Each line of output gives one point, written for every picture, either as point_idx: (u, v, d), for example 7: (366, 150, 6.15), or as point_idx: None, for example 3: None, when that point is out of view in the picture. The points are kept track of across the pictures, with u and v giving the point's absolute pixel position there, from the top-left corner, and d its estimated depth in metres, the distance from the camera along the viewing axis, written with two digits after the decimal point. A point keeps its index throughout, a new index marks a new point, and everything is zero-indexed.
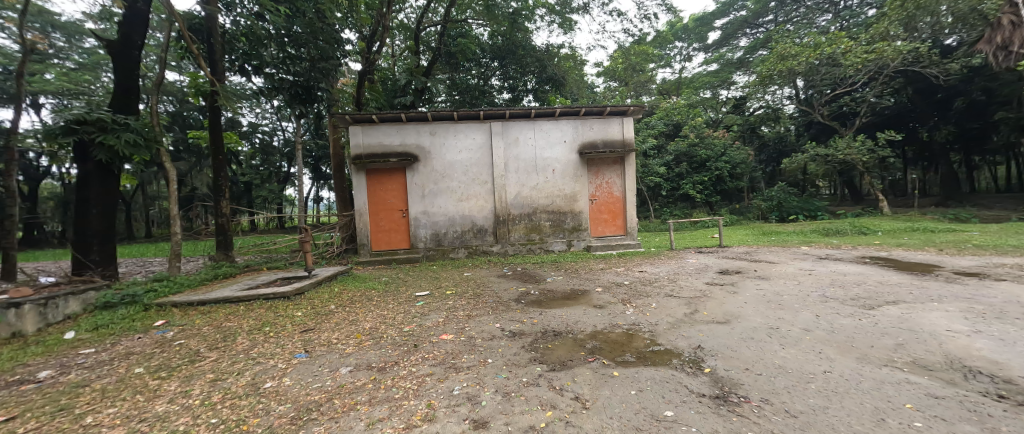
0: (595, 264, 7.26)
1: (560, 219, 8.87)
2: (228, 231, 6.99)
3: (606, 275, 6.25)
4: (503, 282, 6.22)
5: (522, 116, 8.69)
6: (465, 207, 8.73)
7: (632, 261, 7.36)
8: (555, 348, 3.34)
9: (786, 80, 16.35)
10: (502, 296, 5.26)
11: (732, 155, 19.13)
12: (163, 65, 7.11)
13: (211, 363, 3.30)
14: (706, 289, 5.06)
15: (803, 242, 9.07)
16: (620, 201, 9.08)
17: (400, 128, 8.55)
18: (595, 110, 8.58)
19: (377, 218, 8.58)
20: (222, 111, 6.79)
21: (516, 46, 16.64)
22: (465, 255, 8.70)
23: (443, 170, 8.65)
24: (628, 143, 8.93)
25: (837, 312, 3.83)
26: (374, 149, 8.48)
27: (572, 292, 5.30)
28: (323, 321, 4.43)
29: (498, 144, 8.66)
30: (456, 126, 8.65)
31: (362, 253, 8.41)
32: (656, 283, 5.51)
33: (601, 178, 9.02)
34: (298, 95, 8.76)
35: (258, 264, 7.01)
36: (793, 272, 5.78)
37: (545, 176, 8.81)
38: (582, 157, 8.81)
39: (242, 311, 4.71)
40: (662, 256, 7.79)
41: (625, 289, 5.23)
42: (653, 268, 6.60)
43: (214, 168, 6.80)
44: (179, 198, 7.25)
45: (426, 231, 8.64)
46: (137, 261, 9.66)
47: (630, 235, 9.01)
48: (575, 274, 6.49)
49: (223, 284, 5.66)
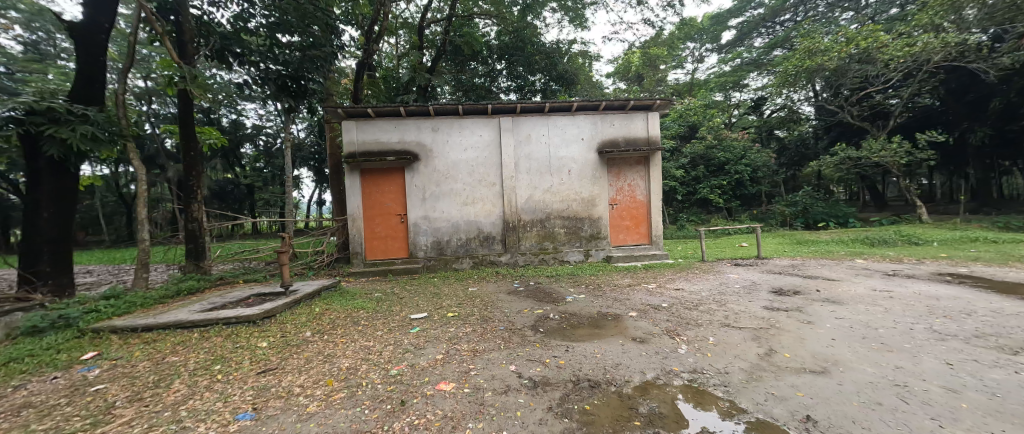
0: (619, 279, 6.28)
1: (576, 226, 7.92)
2: (200, 238, 6.12)
3: (636, 294, 5.28)
4: (514, 301, 5.26)
5: (534, 111, 7.79)
6: (471, 212, 7.82)
7: (663, 275, 6.37)
8: (596, 412, 2.36)
9: (813, 77, 15.34)
10: (515, 322, 4.29)
11: (753, 158, 18.07)
12: (131, 49, 6.28)
13: (118, 429, 2.37)
14: (770, 316, 4.06)
15: (852, 253, 8.00)
16: (643, 206, 8.10)
17: (399, 124, 7.68)
18: (617, 104, 7.66)
19: (372, 223, 7.68)
20: (194, 101, 5.94)
21: (524, 43, 15.73)
22: (470, 266, 7.77)
23: (446, 171, 7.76)
24: (653, 141, 7.96)
25: (973, 359, 2.81)
26: (370, 146, 7.61)
27: (601, 318, 4.32)
28: (290, 357, 3.49)
29: (509, 142, 7.77)
30: (461, 121, 7.78)
31: (356, 263, 7.51)
32: (703, 306, 4.52)
33: (623, 180, 8.06)
34: (287, 87, 7.93)
35: (233, 277, 6.13)
36: (868, 294, 4.75)
37: (560, 178, 7.87)
38: (602, 156, 7.88)
39: (193, 340, 3.79)
40: (696, 269, 6.78)
41: (666, 314, 4.26)
42: (691, 285, 5.60)
43: (185, 166, 5.97)
44: (147, 201, 6.39)
45: (427, 239, 7.73)
46: (115, 269, 8.87)
47: (655, 245, 8.02)
48: (598, 291, 5.53)
49: (183, 302, 4.76)
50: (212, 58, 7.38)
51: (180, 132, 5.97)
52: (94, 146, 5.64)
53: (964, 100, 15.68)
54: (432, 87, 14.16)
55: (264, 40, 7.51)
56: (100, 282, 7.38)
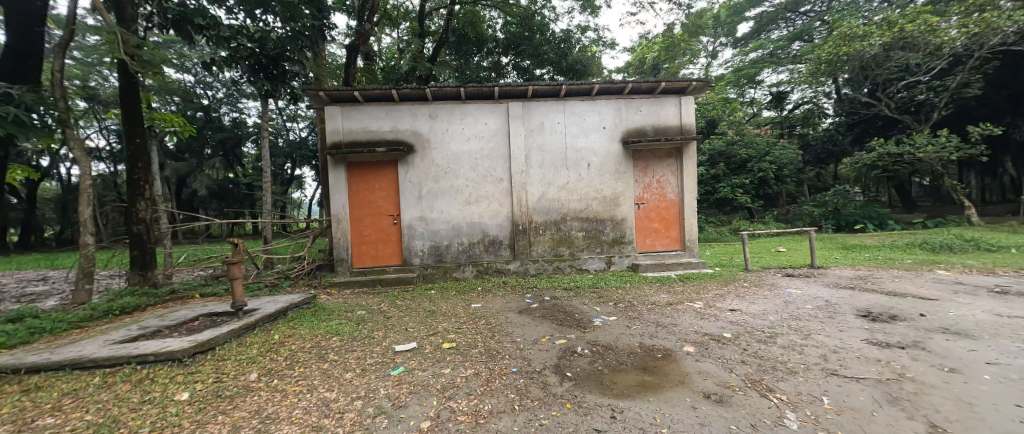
0: (654, 295, 5.14)
1: (597, 229, 6.81)
2: (147, 242, 5.07)
3: (681, 317, 4.17)
4: (527, 326, 4.14)
5: (548, 95, 6.72)
6: (474, 212, 6.74)
7: (707, 290, 5.23)
8: None
9: (848, 67, 14.10)
10: (531, 360, 3.20)
11: (779, 154, 16.65)
12: (72, 17, 5.29)
13: None
14: (888, 358, 2.90)
15: (923, 262, 6.80)
16: (675, 205, 6.96)
17: (392, 110, 6.63)
18: (645, 86, 6.55)
19: (360, 225, 6.62)
20: (137, 75, 4.87)
21: (532, 32, 14.61)
22: (474, 275, 6.69)
23: (446, 164, 6.69)
24: (686, 129, 6.81)
25: None
26: (358, 135, 6.56)
27: (647, 355, 3.20)
28: (210, 423, 2.39)
29: (518, 131, 6.69)
30: (463, 107, 6.71)
31: (340, 271, 6.46)
32: (780, 339, 3.38)
33: (651, 176, 6.92)
34: (263, 68, 6.82)
35: (188, 291, 5.09)
36: (998, 322, 3.58)
37: (578, 173, 6.77)
38: (627, 147, 6.77)
39: (87, 390, 2.72)
40: (743, 282, 5.63)
41: (739, 352, 3.13)
42: (750, 305, 4.45)
43: (129, 157, 4.92)
44: (91, 198, 5.39)
45: (424, 243, 6.67)
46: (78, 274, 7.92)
47: (688, 251, 6.87)
48: (633, 312, 4.40)
49: (107, 328, 3.72)
50: (174, 34, 6.31)
51: (123, 115, 4.93)
52: (16, 131, 4.62)
53: (1003, 95, 14.12)
54: (433, 78, 13.11)
55: (236, 13, 6.46)
56: (52, 293, 6.44)
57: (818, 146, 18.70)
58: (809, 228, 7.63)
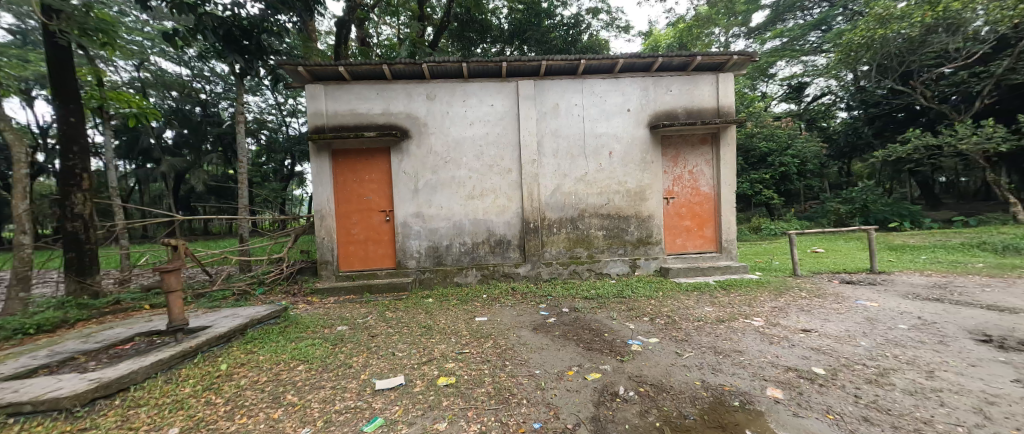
0: (696, 307, 4.25)
1: (620, 227, 5.92)
2: (85, 243, 4.24)
3: (743, 339, 3.26)
4: (547, 351, 3.28)
5: (564, 72, 5.81)
6: (479, 208, 5.87)
7: (760, 302, 4.32)
8: None
9: (881, 51, 12.98)
10: (557, 408, 2.33)
11: (802, 148, 15.53)
12: None
13: None
14: None
15: (1000, 266, 5.83)
16: (709, 201, 6.02)
17: (383, 89, 5.75)
18: (677, 61, 5.62)
19: (348, 223, 5.77)
20: (66, 38, 3.98)
21: (539, 19, 13.60)
22: (478, 281, 5.82)
23: (446, 152, 5.81)
24: (723, 111, 5.87)
25: None
26: (345, 119, 5.69)
27: (718, 404, 2.30)
28: None
29: (530, 114, 5.79)
30: (466, 86, 5.81)
31: (325, 275, 5.63)
32: (898, 379, 2.47)
33: (682, 166, 5.99)
34: (238, 41, 5.74)
35: (136, 301, 4.25)
36: None
37: (598, 162, 5.87)
38: (655, 132, 5.84)
39: None
40: (799, 291, 4.71)
41: (853, 402, 2.22)
42: (825, 324, 3.54)
43: (63, 137, 4.12)
44: (26, 190, 4.56)
45: (420, 244, 5.82)
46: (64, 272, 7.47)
47: (725, 253, 5.94)
48: (678, 333, 3.51)
49: (5, 357, 2.86)
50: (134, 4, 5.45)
51: (52, 89, 4.09)
52: None
53: None
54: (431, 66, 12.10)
55: None
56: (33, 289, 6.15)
57: (841, 140, 17.59)
58: (869, 227, 6.43)
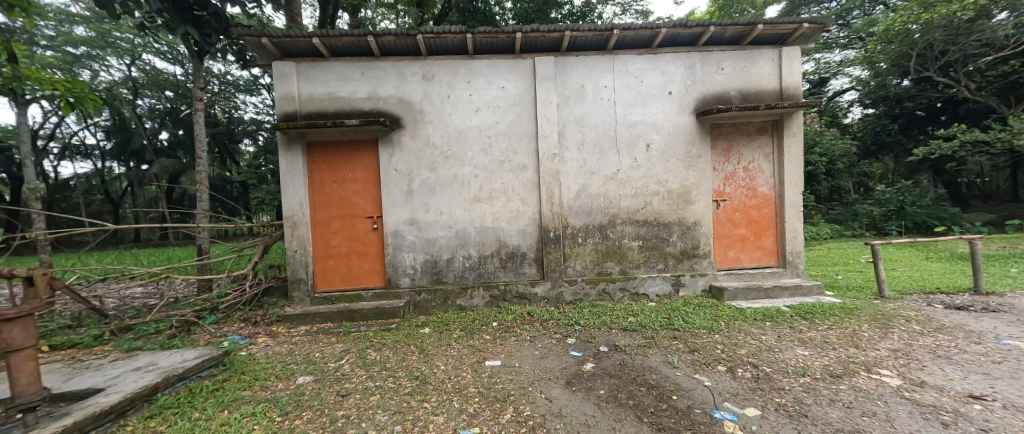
0: (783, 350, 3.13)
1: (660, 237, 4.83)
2: None
3: (895, 416, 2.14)
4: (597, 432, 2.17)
5: (592, 48, 4.75)
6: (486, 214, 4.79)
7: (868, 341, 3.20)
8: None
9: (919, 41, 11.75)
10: None
11: (829, 146, 14.32)
12: None
13: None
14: None
15: None
16: (769, 204, 4.92)
17: (370, 68, 4.67)
18: (730, 33, 4.55)
19: (327, 233, 4.70)
20: None
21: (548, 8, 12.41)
22: (485, 304, 4.73)
23: (447, 145, 4.74)
24: (786, 94, 4.79)
25: None
26: (323, 105, 4.63)
27: None
28: None
29: (549, 98, 4.72)
30: (472, 64, 4.74)
31: (297, 298, 4.56)
32: None
33: (735, 161, 4.90)
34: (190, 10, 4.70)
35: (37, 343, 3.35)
36: None
37: (633, 157, 4.79)
38: (703, 120, 4.75)
39: None
40: (908, 323, 3.58)
41: None
42: (995, 387, 2.42)
43: None
44: None
45: (415, 258, 4.74)
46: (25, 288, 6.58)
47: (788, 269, 4.85)
48: (784, 399, 2.40)
49: None
50: None
51: None
52: None
53: None
54: None
55: None
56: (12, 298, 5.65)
57: (867, 137, 16.40)
58: (953, 235, 5.36)
